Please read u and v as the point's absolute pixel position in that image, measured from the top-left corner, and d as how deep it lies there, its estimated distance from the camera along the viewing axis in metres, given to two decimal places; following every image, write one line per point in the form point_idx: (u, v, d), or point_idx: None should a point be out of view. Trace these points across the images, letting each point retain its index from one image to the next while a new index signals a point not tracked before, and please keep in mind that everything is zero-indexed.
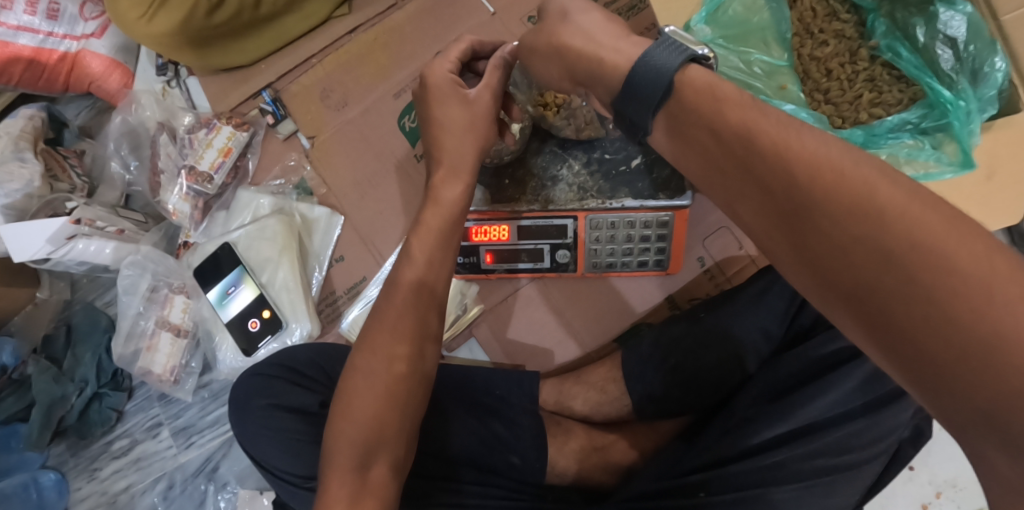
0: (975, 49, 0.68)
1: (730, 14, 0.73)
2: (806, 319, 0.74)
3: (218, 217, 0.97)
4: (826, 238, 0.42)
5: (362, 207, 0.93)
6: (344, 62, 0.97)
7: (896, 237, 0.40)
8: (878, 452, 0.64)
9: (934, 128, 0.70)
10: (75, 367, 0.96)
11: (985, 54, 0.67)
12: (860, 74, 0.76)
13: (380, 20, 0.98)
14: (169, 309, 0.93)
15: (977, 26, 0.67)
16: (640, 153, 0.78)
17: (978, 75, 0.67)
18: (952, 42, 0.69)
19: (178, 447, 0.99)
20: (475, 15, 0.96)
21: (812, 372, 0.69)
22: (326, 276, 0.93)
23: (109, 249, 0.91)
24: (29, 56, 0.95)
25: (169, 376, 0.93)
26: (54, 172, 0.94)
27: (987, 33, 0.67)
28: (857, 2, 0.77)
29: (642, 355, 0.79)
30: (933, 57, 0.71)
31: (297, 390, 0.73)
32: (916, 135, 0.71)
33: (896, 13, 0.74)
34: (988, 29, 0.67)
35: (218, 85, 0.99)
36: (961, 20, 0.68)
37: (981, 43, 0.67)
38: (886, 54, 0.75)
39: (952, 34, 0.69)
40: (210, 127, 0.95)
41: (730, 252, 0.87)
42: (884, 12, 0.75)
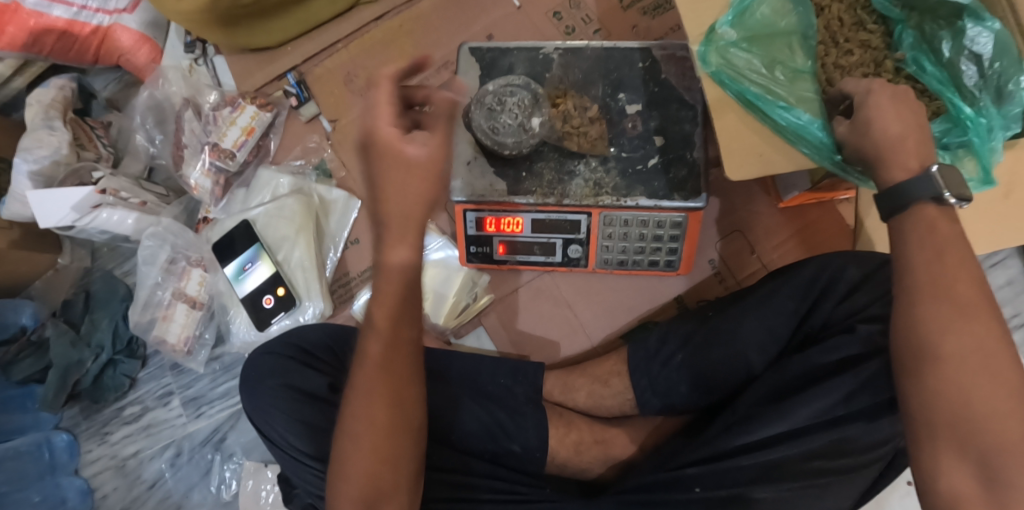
0: (1001, 66, 0.68)
1: (756, 17, 0.70)
2: (816, 320, 0.72)
3: (238, 195, 0.98)
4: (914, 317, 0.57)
5: None
6: (369, 48, 0.98)
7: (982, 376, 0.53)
8: (870, 461, 0.64)
9: (955, 145, 0.68)
10: (92, 333, 0.99)
11: (1011, 72, 0.67)
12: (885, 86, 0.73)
13: (406, 8, 0.99)
14: (185, 281, 0.95)
15: (1004, 43, 0.67)
16: (657, 153, 0.79)
17: (1002, 94, 0.68)
18: (977, 58, 0.69)
19: (187, 416, 1.02)
20: (500, 7, 0.97)
21: (830, 370, 0.67)
22: (340, 259, 0.94)
23: (131, 220, 0.93)
24: (62, 28, 0.96)
25: (183, 346, 0.95)
26: (82, 141, 0.96)
27: (1015, 52, 0.67)
28: (884, 12, 0.74)
29: (648, 350, 0.80)
30: (957, 73, 0.70)
31: (306, 370, 0.75)
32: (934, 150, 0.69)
33: (924, 25, 0.72)
34: (1017, 48, 0.67)
35: (244, 65, 1.01)
36: (988, 37, 0.68)
37: (1008, 61, 0.67)
38: (911, 67, 0.72)
39: (980, 49, 0.68)
40: (235, 106, 0.97)
41: (741, 255, 0.89)
42: (912, 23, 0.73)
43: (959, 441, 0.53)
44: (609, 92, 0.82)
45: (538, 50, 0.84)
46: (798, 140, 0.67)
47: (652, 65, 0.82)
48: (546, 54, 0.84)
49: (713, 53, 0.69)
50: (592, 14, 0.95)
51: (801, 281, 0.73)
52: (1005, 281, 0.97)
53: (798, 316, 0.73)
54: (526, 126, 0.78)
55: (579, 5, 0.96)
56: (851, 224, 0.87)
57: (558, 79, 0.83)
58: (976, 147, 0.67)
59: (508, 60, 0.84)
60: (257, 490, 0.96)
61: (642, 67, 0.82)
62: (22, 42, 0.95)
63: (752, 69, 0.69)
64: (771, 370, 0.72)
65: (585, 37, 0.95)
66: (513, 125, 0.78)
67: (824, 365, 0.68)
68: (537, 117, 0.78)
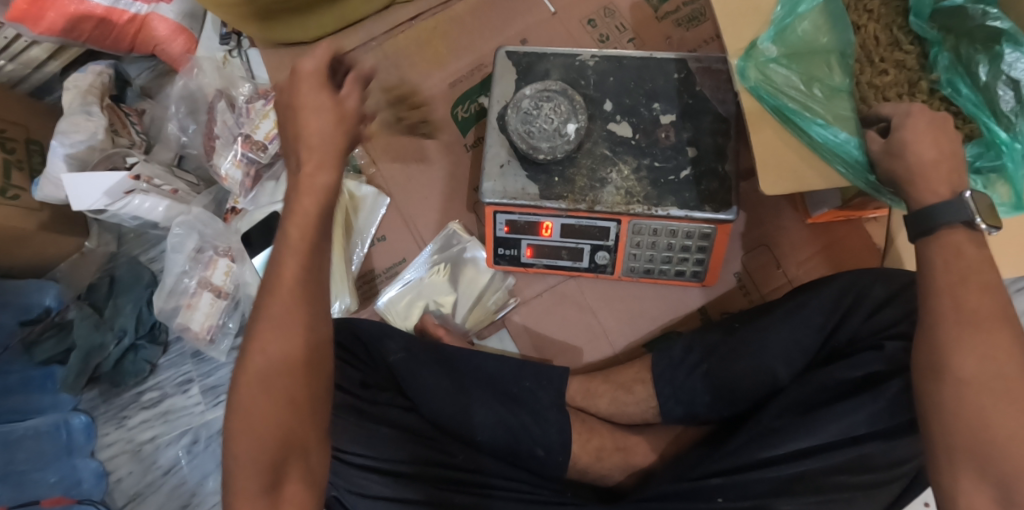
0: None
1: (797, 34, 0.71)
2: (842, 336, 0.73)
3: (267, 187, 0.98)
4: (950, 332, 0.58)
5: (408, 192, 0.95)
6: (403, 47, 0.99)
7: (1004, 406, 0.55)
8: (897, 476, 0.64)
9: (987, 169, 0.69)
10: (115, 317, 0.99)
11: None
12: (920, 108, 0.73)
13: (440, 12, 0.99)
14: (212, 270, 0.95)
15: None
16: (689, 163, 0.80)
17: None
18: (1014, 83, 0.69)
19: (206, 404, 1.02)
20: (535, 12, 0.98)
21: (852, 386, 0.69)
22: (367, 254, 0.95)
23: (162, 207, 0.94)
24: (101, 15, 0.97)
25: (206, 334, 0.96)
26: (116, 127, 0.97)
27: None
28: (920, 33, 0.74)
29: (673, 360, 0.80)
30: (992, 98, 0.70)
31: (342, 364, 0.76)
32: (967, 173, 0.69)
33: (960, 48, 0.73)
34: None
35: (279, 59, 1.01)
36: None
37: None
38: (945, 89, 0.73)
39: (1018, 75, 0.69)
40: (268, 100, 0.98)
41: (766, 269, 0.89)
42: (948, 46, 0.74)
43: (977, 468, 0.55)
44: (644, 101, 0.82)
45: (574, 57, 0.85)
46: (834, 158, 0.67)
47: (687, 76, 0.83)
48: (581, 61, 0.84)
49: (753, 69, 0.70)
50: (626, 23, 0.96)
51: (829, 297, 0.74)
52: None
53: (824, 332, 0.74)
54: (561, 132, 0.78)
55: (613, 14, 0.96)
56: (880, 245, 0.87)
57: (593, 86, 0.83)
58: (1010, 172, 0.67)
59: (544, 65, 0.84)
60: None
61: (677, 78, 0.83)
62: (61, 28, 0.96)
63: (791, 85, 0.69)
64: (796, 384, 0.72)
65: (618, 45, 0.95)
66: (548, 130, 0.78)
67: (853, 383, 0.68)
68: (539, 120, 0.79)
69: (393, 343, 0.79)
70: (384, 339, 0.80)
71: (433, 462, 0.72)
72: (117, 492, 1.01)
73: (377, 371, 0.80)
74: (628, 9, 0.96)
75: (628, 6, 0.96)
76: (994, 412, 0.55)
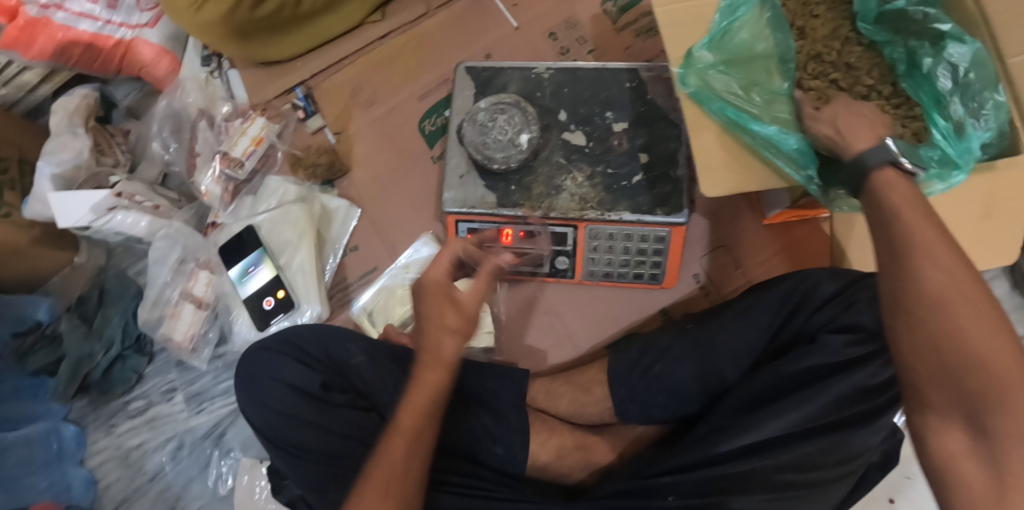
0: (977, 80, 0.70)
1: (735, 41, 0.72)
2: (787, 334, 0.72)
3: (246, 201, 1.02)
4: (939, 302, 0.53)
5: (379, 203, 0.98)
6: (375, 63, 1.03)
7: None
8: (843, 474, 0.67)
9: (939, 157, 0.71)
10: (104, 327, 1.03)
11: (987, 87, 0.69)
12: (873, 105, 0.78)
13: (411, 27, 1.04)
14: (193, 282, 0.99)
15: (981, 58, 0.69)
16: (642, 169, 0.82)
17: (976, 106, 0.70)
18: (954, 67, 0.72)
19: (190, 411, 1.06)
20: (500, 27, 1.01)
21: (801, 379, 0.68)
22: (339, 264, 0.98)
23: (144, 222, 0.97)
24: (87, 41, 1.02)
25: (187, 343, 0.99)
26: (102, 147, 1.02)
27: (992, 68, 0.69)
28: (871, 36, 0.79)
29: (629, 361, 0.79)
30: (934, 85, 0.73)
31: (298, 367, 0.78)
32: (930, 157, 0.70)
33: (910, 43, 0.76)
34: (994, 65, 0.69)
35: (258, 78, 1.06)
36: (968, 53, 0.70)
37: (984, 75, 0.69)
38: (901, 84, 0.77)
39: (957, 63, 0.71)
40: (246, 117, 1.02)
41: (726, 270, 0.90)
42: (898, 43, 0.77)
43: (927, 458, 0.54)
44: (598, 109, 0.85)
45: (531, 70, 0.87)
46: (774, 159, 0.69)
47: (639, 85, 0.85)
48: (537, 74, 0.87)
49: (693, 76, 0.71)
50: (587, 36, 0.99)
51: (777, 296, 0.72)
52: None
53: (773, 329, 0.72)
54: (515, 142, 0.81)
55: (574, 27, 0.99)
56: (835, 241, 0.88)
57: (549, 97, 0.86)
58: (949, 154, 0.70)
59: (502, 79, 0.87)
60: (252, 485, 0.99)
61: (630, 87, 0.85)
62: (50, 52, 1.01)
63: (730, 91, 0.71)
64: (743, 381, 0.71)
65: (579, 58, 0.98)
66: (503, 140, 0.81)
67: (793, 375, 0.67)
68: (507, 130, 0.81)
69: (356, 350, 0.80)
70: (346, 345, 0.80)
71: None
72: (106, 498, 1.05)
73: (336, 371, 0.80)
74: (589, 20, 0.99)
75: (589, 17, 0.99)
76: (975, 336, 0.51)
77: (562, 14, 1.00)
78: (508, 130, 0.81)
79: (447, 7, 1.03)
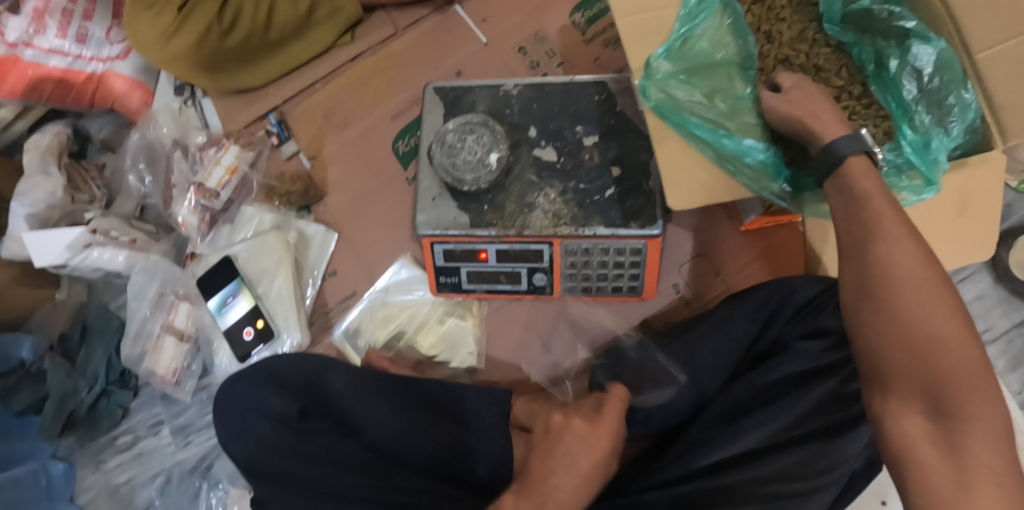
0: (942, 81, 0.70)
1: (695, 50, 0.72)
2: (762, 344, 0.72)
3: (224, 230, 1.02)
4: (908, 296, 0.55)
5: (356, 226, 0.98)
6: (346, 86, 1.03)
7: (937, 411, 0.53)
8: (830, 482, 0.65)
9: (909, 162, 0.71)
10: (87, 364, 1.03)
11: (954, 86, 0.69)
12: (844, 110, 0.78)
13: (381, 48, 1.04)
14: (174, 315, 0.98)
15: (945, 58, 0.69)
16: (614, 183, 0.81)
17: (943, 106, 0.70)
18: (918, 71, 0.72)
19: (177, 444, 1.05)
20: (469, 44, 1.01)
21: (775, 387, 0.68)
22: (319, 289, 0.97)
23: (122, 257, 0.97)
24: (58, 77, 1.03)
25: (170, 377, 0.98)
26: (76, 183, 1.01)
27: (958, 68, 0.69)
28: (839, 38, 0.79)
29: (607, 376, 0.80)
30: (900, 89, 0.74)
31: (276, 397, 0.79)
32: (895, 166, 0.72)
33: (878, 43, 0.77)
34: (960, 64, 0.68)
35: (231, 106, 1.06)
36: (932, 54, 0.70)
37: (949, 75, 0.69)
38: (872, 86, 0.77)
39: (922, 65, 0.71)
40: (219, 147, 1.01)
41: (706, 278, 0.89)
42: (867, 44, 0.77)
43: (903, 473, 0.53)
44: (567, 124, 0.84)
45: (499, 88, 0.87)
46: (737, 172, 0.69)
47: (607, 98, 0.85)
48: (506, 91, 0.86)
49: (654, 87, 0.71)
50: (556, 48, 0.98)
51: (754, 305, 0.72)
52: (976, 295, 0.91)
53: (748, 341, 0.73)
54: (484, 162, 0.80)
55: (543, 40, 0.99)
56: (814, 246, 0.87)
57: (517, 114, 0.85)
58: (914, 160, 0.70)
59: (471, 98, 0.87)
60: None
61: (598, 100, 0.85)
62: (22, 90, 1.02)
63: (692, 100, 0.71)
64: (720, 393, 0.71)
65: (549, 71, 0.98)
66: (472, 161, 0.80)
67: (769, 383, 0.68)
68: (477, 151, 0.81)
69: (333, 376, 0.80)
70: (324, 372, 0.81)
71: (377, 487, 0.71)
72: None
73: (314, 399, 0.80)
74: (558, 33, 0.99)
75: (558, 30, 0.99)
76: (933, 335, 0.54)
77: (530, 28, 1.00)
78: (479, 151, 0.81)
79: (416, 27, 1.03)
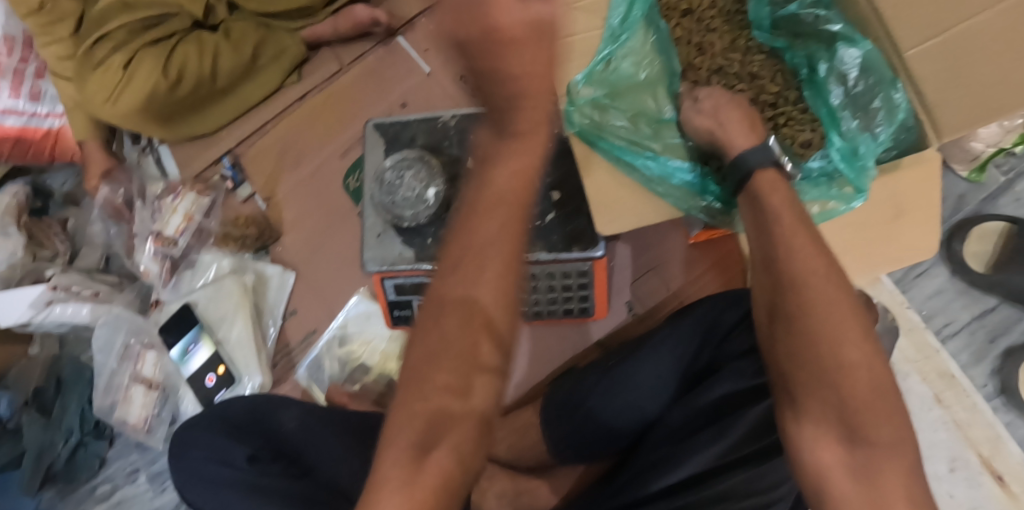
0: (870, 83, 0.68)
1: (618, 73, 0.72)
2: (697, 366, 0.72)
3: (185, 275, 1.02)
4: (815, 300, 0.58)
5: (312, 264, 0.99)
6: (295, 126, 1.04)
7: None
8: (778, 498, 0.64)
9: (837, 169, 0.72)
10: (62, 416, 1.04)
11: (886, 87, 0.66)
12: (778, 117, 0.78)
13: (327, 85, 1.05)
14: (141, 364, 0.99)
15: (872, 58, 0.67)
16: (553, 207, 0.80)
17: (871, 111, 0.69)
18: (844, 76, 0.71)
19: (154, 490, 1.07)
20: (413, 74, 1.02)
21: (710, 410, 0.67)
22: (281, 329, 0.98)
23: (85, 310, 0.98)
24: (15, 135, 1.04)
25: (142, 425, 1.00)
26: (38, 240, 1.03)
27: (887, 67, 0.65)
28: (770, 43, 0.79)
29: (557, 403, 0.79)
30: (828, 93, 0.74)
31: (228, 440, 0.78)
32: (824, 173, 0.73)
33: (809, 47, 0.76)
34: (888, 64, 0.65)
35: (188, 152, 1.07)
36: (858, 57, 0.68)
37: (878, 77, 0.67)
38: (805, 91, 0.76)
39: (847, 69, 0.70)
40: (177, 194, 1.01)
41: (658, 294, 0.89)
42: (797, 48, 0.77)
43: None
44: None
45: (436, 120, 0.87)
46: (665, 191, 0.69)
47: None
48: (444, 123, 0.87)
49: (577, 113, 0.69)
50: None
51: (687, 328, 0.72)
52: (933, 291, 0.90)
53: (684, 361, 0.72)
54: (422, 197, 0.80)
55: None
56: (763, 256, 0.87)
57: (456, 146, 0.86)
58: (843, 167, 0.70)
59: (409, 132, 0.87)
60: None
61: None
62: None
63: (615, 125, 0.70)
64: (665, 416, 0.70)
65: None
66: (411, 197, 0.81)
67: (702, 407, 0.67)
68: (416, 187, 0.81)
69: (287, 414, 0.82)
70: (278, 411, 0.82)
71: None
72: None
73: (268, 441, 0.80)
74: None
75: None
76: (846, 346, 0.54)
77: None
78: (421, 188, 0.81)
79: (360, 62, 1.04)
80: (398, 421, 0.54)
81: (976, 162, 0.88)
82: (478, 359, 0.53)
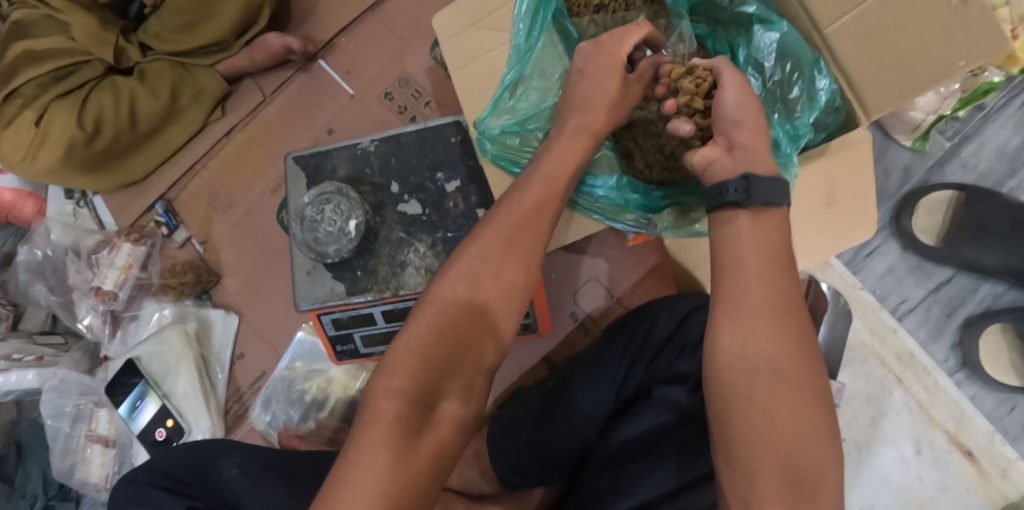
0: (790, 70, 0.65)
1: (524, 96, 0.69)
2: (630, 387, 0.69)
3: (130, 328, 1.00)
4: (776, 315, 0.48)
5: (255, 305, 0.98)
6: (225, 165, 1.01)
7: None
8: None
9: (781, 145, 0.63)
10: (25, 483, 1.03)
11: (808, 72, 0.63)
12: None
13: (252, 119, 1.02)
14: (95, 423, 0.99)
15: (791, 42, 0.64)
16: None
17: (789, 103, 0.66)
18: (761, 66, 0.68)
19: None
20: (337, 100, 0.99)
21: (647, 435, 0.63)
22: (230, 374, 0.97)
23: (31, 376, 0.95)
24: None
25: (104, 484, 0.97)
26: None
27: (807, 52, 0.63)
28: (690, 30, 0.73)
29: (502, 428, 0.77)
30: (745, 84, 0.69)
31: (165, 492, 0.67)
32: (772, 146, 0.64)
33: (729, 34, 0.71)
34: (806, 49, 0.63)
35: (119, 201, 1.04)
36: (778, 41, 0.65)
37: (798, 63, 0.64)
38: None
39: (764, 56, 0.67)
40: (110, 246, 0.98)
41: (602, 303, 0.87)
42: (719, 35, 0.72)
43: None
44: (428, 174, 0.82)
45: (356, 146, 0.84)
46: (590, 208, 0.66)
47: (464, 138, 0.83)
48: (363, 149, 0.84)
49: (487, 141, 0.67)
50: (422, 89, 0.97)
51: (620, 344, 0.71)
52: (885, 270, 0.92)
53: (617, 381, 0.69)
54: (344, 231, 0.78)
55: (408, 83, 0.97)
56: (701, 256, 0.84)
57: (378, 173, 0.83)
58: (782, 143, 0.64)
59: (331, 162, 0.84)
60: None
61: (456, 141, 0.83)
62: None
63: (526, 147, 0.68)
64: (603, 439, 0.67)
65: (417, 114, 0.96)
66: (333, 232, 0.78)
67: (637, 435, 0.63)
68: (337, 220, 0.78)
69: (229, 461, 0.73)
70: (219, 459, 0.73)
71: None
72: None
73: (210, 492, 0.70)
74: (422, 74, 0.97)
75: (421, 71, 0.97)
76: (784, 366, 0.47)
77: (394, 72, 0.98)
78: (343, 223, 0.78)
79: (283, 91, 1.01)
80: (379, 395, 0.52)
81: (917, 132, 0.87)
82: (478, 357, 0.54)
